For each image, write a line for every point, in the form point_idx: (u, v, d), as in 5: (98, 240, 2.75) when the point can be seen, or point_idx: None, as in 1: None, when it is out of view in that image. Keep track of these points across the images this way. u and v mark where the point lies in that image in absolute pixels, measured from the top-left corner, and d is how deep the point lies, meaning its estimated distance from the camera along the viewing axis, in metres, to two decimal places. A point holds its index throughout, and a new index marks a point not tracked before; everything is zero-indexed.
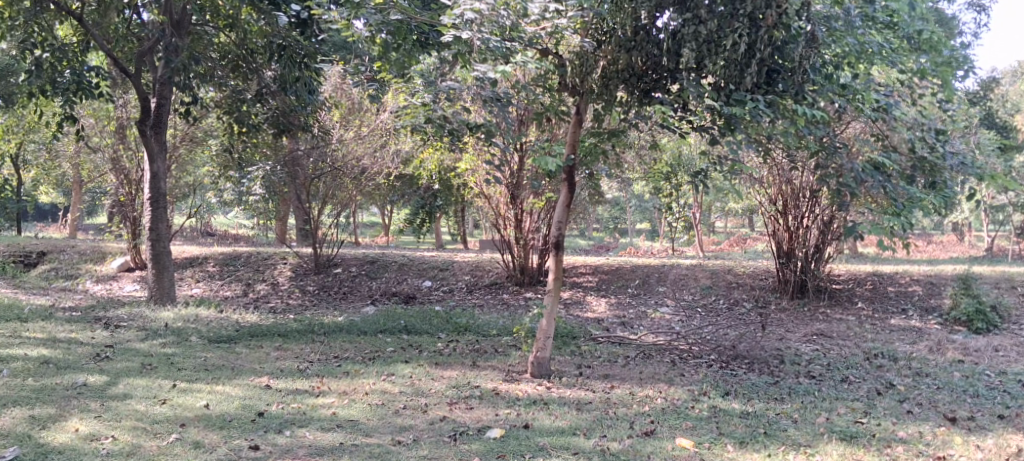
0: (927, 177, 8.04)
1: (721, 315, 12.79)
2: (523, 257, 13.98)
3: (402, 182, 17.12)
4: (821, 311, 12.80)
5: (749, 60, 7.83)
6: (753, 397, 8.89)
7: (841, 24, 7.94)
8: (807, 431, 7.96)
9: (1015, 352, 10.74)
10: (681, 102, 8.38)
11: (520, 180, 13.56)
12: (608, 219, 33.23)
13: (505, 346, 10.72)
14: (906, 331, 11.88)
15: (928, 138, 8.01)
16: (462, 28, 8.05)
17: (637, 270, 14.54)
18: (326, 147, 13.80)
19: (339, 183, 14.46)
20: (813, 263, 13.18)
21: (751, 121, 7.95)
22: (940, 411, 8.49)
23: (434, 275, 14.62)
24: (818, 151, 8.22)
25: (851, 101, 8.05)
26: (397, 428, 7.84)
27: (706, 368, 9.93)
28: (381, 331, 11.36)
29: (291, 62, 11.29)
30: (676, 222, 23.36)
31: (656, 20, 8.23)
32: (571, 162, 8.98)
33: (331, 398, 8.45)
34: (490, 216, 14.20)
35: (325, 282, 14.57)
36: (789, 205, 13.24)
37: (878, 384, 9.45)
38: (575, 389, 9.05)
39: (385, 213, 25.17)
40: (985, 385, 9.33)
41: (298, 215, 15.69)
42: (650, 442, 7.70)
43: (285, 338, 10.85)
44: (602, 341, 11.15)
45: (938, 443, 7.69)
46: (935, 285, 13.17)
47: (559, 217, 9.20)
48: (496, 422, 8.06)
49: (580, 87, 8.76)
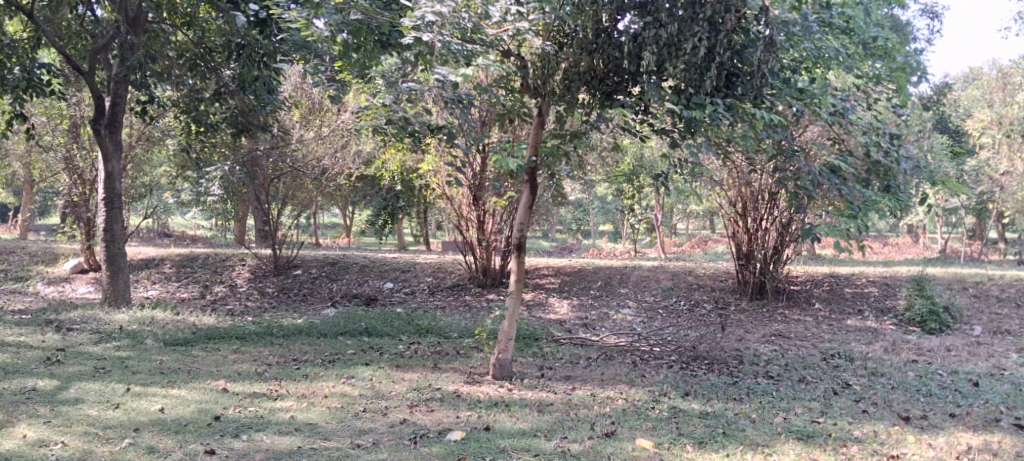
0: (881, 180, 8.15)
1: (682, 316, 12.87)
2: (486, 259, 14.00)
3: (363, 182, 17.03)
4: (779, 312, 12.94)
5: (709, 64, 7.91)
6: (712, 397, 8.95)
7: (798, 30, 7.89)
8: (764, 431, 8.02)
9: (967, 352, 10.93)
10: (642, 105, 8.47)
11: (482, 182, 13.55)
12: (571, 221, 33.34)
13: (466, 348, 10.69)
14: (862, 332, 12.04)
15: (883, 142, 8.01)
16: (422, 30, 7.97)
17: (599, 272, 14.59)
18: (286, 147, 13.66)
19: (299, 183, 14.38)
20: (771, 265, 13.32)
21: (711, 124, 8.05)
22: (895, 411, 8.60)
23: (396, 277, 14.55)
24: (776, 154, 8.32)
25: (808, 105, 8.10)
26: (357, 431, 7.79)
27: (667, 369, 9.98)
28: (341, 333, 11.28)
29: (250, 61, 11.13)
30: (638, 224, 23.48)
31: (616, 23, 8.25)
32: (532, 163, 8.99)
33: (289, 402, 8.37)
34: (451, 218, 14.11)
35: (284, 284, 14.44)
36: (748, 207, 13.34)
37: (834, 384, 9.56)
38: (536, 391, 9.05)
39: (346, 215, 25.00)
40: (938, 384, 9.48)
41: (257, 216, 15.53)
42: (611, 443, 7.72)
43: (242, 341, 10.74)
44: (563, 342, 11.16)
45: (893, 442, 7.79)
46: (890, 287, 13.39)
47: (521, 219, 9.18)
48: (457, 424, 8.03)
49: (541, 88, 8.76)
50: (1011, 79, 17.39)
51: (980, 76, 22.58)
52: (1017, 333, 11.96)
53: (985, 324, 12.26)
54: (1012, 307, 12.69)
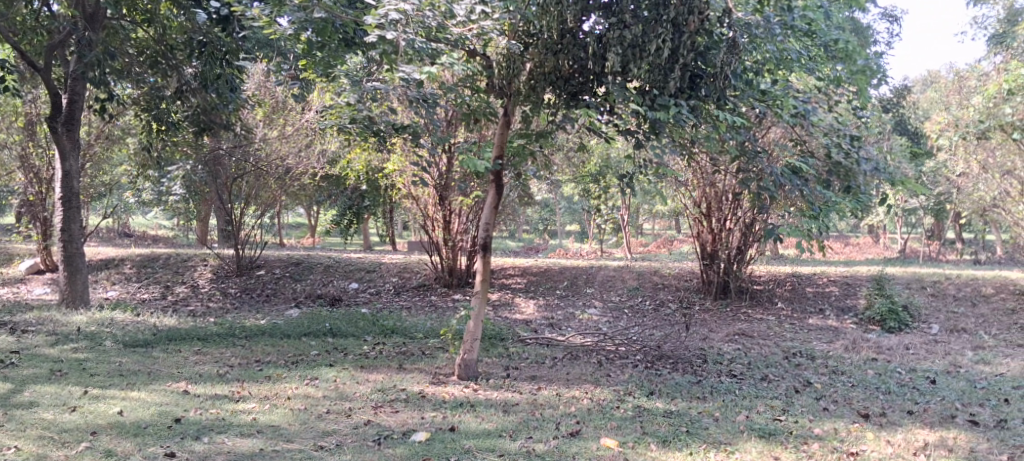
0: (842, 181, 8.24)
1: (647, 316, 12.93)
2: (452, 259, 13.97)
3: (328, 182, 16.94)
4: (742, 311, 13.05)
5: (672, 65, 8.00)
6: (676, 396, 8.99)
7: (762, 32, 7.98)
8: (726, 429, 8.08)
9: (924, 350, 11.10)
10: (607, 105, 8.50)
11: (448, 182, 13.47)
12: (537, 221, 33.39)
13: (432, 349, 10.66)
14: (823, 331, 12.18)
15: (844, 143, 8.15)
16: (386, 28, 7.94)
17: (565, 272, 14.62)
18: (249, 146, 13.49)
19: (263, 183, 14.27)
20: (735, 264, 13.43)
21: (675, 125, 8.10)
22: (855, 408, 8.71)
23: (361, 277, 14.49)
24: (739, 155, 8.38)
25: (771, 107, 8.22)
26: (320, 433, 7.74)
27: (632, 368, 10.02)
28: (305, 334, 11.19)
29: (212, 59, 11.16)
30: (604, 224, 23.59)
31: (581, 24, 8.26)
32: (498, 164, 8.97)
33: (251, 404, 8.29)
34: (416, 217, 14.03)
35: (248, 284, 14.30)
36: (713, 208, 13.39)
37: (796, 382, 9.65)
38: (502, 391, 9.04)
39: (311, 215, 24.83)
40: (896, 382, 9.60)
41: (220, 216, 15.36)
42: (575, 443, 7.74)
43: (204, 342, 10.62)
44: (529, 342, 11.17)
45: (852, 439, 7.88)
46: (851, 286, 13.55)
47: (486, 219, 9.18)
48: (421, 425, 8.00)
49: (507, 88, 8.71)
50: (966, 82, 17.69)
51: (937, 79, 22.94)
52: (972, 332, 12.19)
53: (942, 323, 12.47)
54: (968, 306, 12.91)
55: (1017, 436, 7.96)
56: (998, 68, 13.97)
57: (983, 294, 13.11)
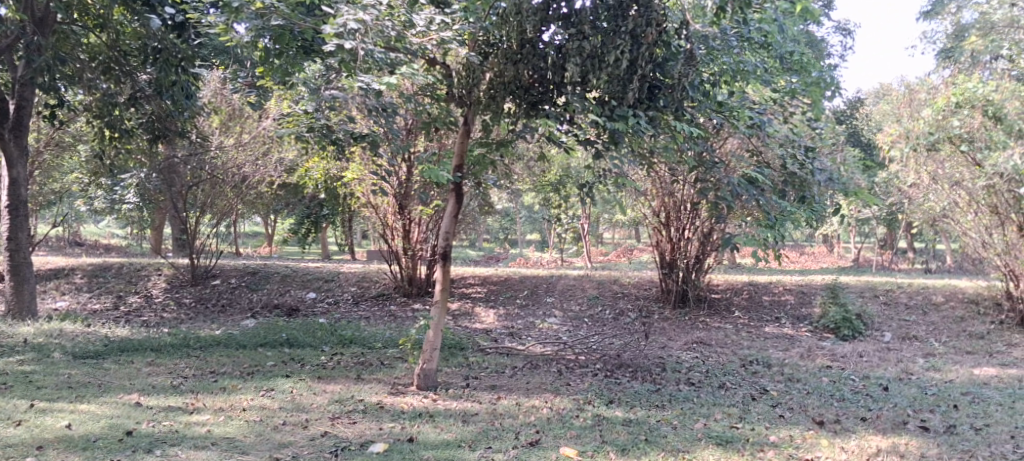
0: (797, 191, 8.37)
1: (606, 325, 12.96)
2: (411, 268, 13.91)
3: (286, 190, 16.81)
4: (701, 320, 13.13)
5: (631, 76, 8.04)
6: (635, 405, 9.01)
7: (718, 44, 8.30)
8: (685, 437, 8.11)
9: (877, 358, 11.25)
10: (567, 116, 8.40)
11: (408, 190, 13.35)
12: (498, 230, 33.38)
13: (391, 359, 10.58)
14: (779, 339, 12.31)
15: (798, 154, 8.34)
16: (345, 38, 7.81)
17: (525, 281, 14.62)
18: (205, 154, 13.38)
19: (218, 191, 13.96)
20: (693, 273, 13.53)
21: (633, 135, 8.14)
22: (810, 415, 8.78)
23: (319, 286, 14.36)
24: (697, 166, 8.47)
25: (727, 118, 8.36)
26: (276, 444, 7.64)
27: (592, 377, 10.03)
28: (261, 344, 11.06)
29: (167, 66, 10.77)
30: (564, 233, 23.64)
31: (540, 34, 8.26)
32: (458, 174, 8.99)
33: (206, 415, 8.16)
34: (375, 226, 13.90)
35: (203, 294, 14.10)
36: (672, 217, 13.47)
37: (753, 389, 9.72)
38: (461, 401, 8.99)
39: (268, 223, 24.58)
40: (850, 389, 9.72)
41: (175, 225, 15.14)
42: (534, 452, 7.72)
43: (157, 353, 10.46)
44: (489, 352, 11.13)
45: (807, 446, 7.94)
46: (806, 294, 13.73)
47: (446, 228, 9.14)
48: (379, 436, 7.93)
49: (466, 98, 8.75)
50: (916, 96, 18.01)
51: (889, 92, 23.36)
52: (923, 339, 12.39)
53: (894, 331, 12.66)
54: (919, 314, 13.11)
55: (967, 441, 8.08)
56: (946, 83, 14.25)
57: (934, 303, 13.34)
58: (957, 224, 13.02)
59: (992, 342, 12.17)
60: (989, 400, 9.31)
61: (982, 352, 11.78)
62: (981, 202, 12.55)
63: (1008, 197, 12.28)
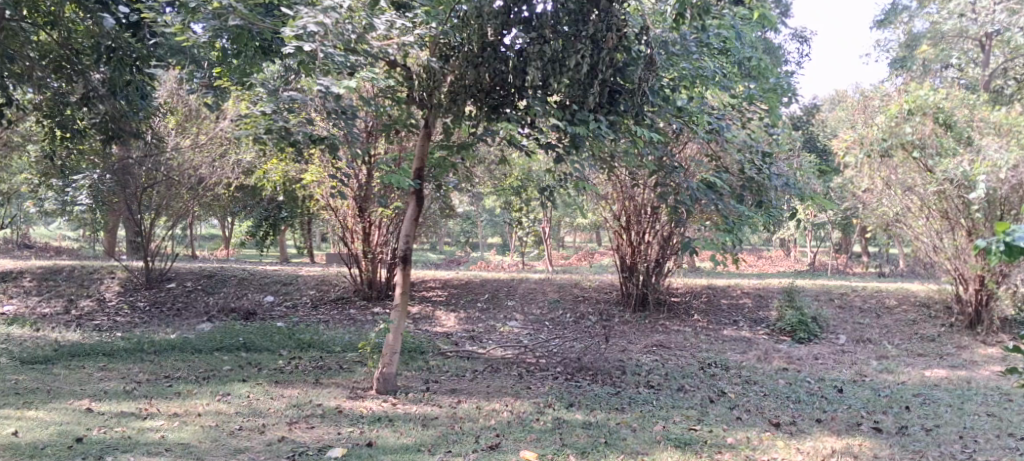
0: (755, 196, 8.49)
1: (567, 328, 12.97)
2: (371, 271, 13.83)
3: (243, 192, 16.64)
4: (660, 323, 13.20)
5: (592, 80, 8.02)
6: (595, 408, 9.01)
7: (678, 50, 8.22)
8: (644, 439, 8.13)
9: (832, 360, 11.40)
10: (528, 120, 8.49)
11: (369, 193, 13.24)
12: (459, 234, 33.31)
13: (350, 362, 10.49)
14: (737, 341, 12.41)
15: (756, 160, 8.46)
16: (305, 40, 7.78)
17: (486, 285, 14.59)
18: (160, 156, 13.19)
19: (175, 193, 13.77)
20: (653, 277, 13.59)
21: (594, 139, 8.17)
22: (766, 417, 8.85)
23: (277, 290, 14.21)
24: (657, 170, 8.50)
25: (687, 123, 8.42)
26: (232, 450, 7.52)
27: (552, 380, 10.02)
28: (217, 348, 10.90)
29: (121, 65, 10.58)
30: (526, 236, 23.64)
31: (502, 37, 8.24)
32: (419, 178, 8.93)
33: (160, 421, 8.02)
34: (335, 229, 13.77)
35: (157, 297, 13.87)
36: (632, 221, 13.51)
37: (711, 392, 9.78)
38: (421, 405, 8.93)
39: (225, 226, 24.29)
40: (806, 391, 9.81)
41: (129, 227, 14.89)
42: (494, 456, 7.68)
43: (109, 358, 10.27)
44: (449, 355, 11.08)
45: (764, 447, 8.00)
46: (764, 298, 13.89)
47: (406, 231, 9.09)
48: (337, 441, 7.85)
49: (428, 100, 8.65)
50: (870, 103, 18.32)
51: (844, 98, 23.74)
52: (877, 341, 12.56)
53: (849, 333, 12.82)
54: (873, 317, 13.29)
55: (918, 442, 8.20)
56: (899, 90, 14.51)
57: (887, 306, 13.55)
58: (908, 229, 13.10)
59: (943, 345, 12.39)
60: (939, 401, 9.47)
61: (933, 354, 11.98)
62: (932, 207, 12.61)
63: (958, 203, 12.34)
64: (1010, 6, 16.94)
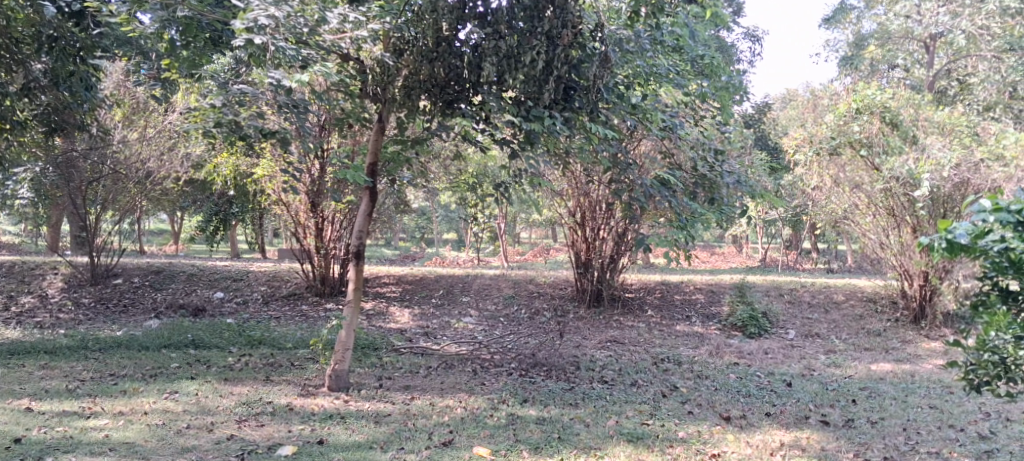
0: (707, 193, 8.52)
1: (522, 324, 12.95)
2: (324, 267, 13.65)
3: (192, 186, 16.41)
4: (615, 319, 13.24)
5: (546, 77, 8.04)
6: (549, 403, 9.00)
7: (632, 47, 8.18)
8: (597, 434, 8.14)
9: (782, 355, 11.54)
10: (483, 115, 8.43)
11: (321, 188, 13.09)
12: (415, 229, 33.20)
13: (302, 360, 10.37)
14: (690, 337, 12.50)
15: (709, 157, 8.50)
16: (255, 32, 7.54)
17: (440, 281, 14.53)
18: (106, 148, 12.90)
19: (121, 187, 13.51)
20: (608, 273, 13.63)
21: (549, 136, 8.12)
22: (717, 411, 8.92)
23: (227, 286, 14.00)
24: (612, 166, 8.50)
25: (641, 120, 8.38)
26: (179, 449, 7.38)
27: (507, 377, 10.00)
28: (165, 346, 10.71)
29: (63, 55, 10.37)
30: (481, 232, 23.59)
31: (457, 32, 8.18)
32: (372, 173, 8.85)
33: (104, 420, 7.86)
34: (287, 224, 13.60)
35: (103, 294, 13.60)
36: (587, 217, 13.48)
37: (663, 387, 9.83)
38: (374, 402, 8.85)
39: (175, 220, 23.92)
40: (756, 385, 9.91)
41: (73, 221, 14.60)
42: (447, 452, 7.64)
43: (51, 356, 10.06)
44: (403, 351, 11.01)
45: (714, 441, 8.06)
46: (716, 294, 14.02)
47: (359, 227, 8.99)
48: (288, 439, 7.74)
49: (381, 95, 8.59)
50: (820, 101, 18.59)
51: (795, 97, 24.10)
52: (825, 336, 12.72)
53: (798, 328, 12.98)
54: (822, 312, 13.48)
55: (864, 434, 8.31)
56: (847, 89, 14.75)
57: (836, 301, 13.75)
58: (856, 226, 13.28)
59: (889, 339, 12.58)
60: (885, 394, 9.62)
61: (879, 348, 12.17)
62: (879, 204, 12.78)
63: (904, 201, 12.53)
64: (953, 9, 18.31)
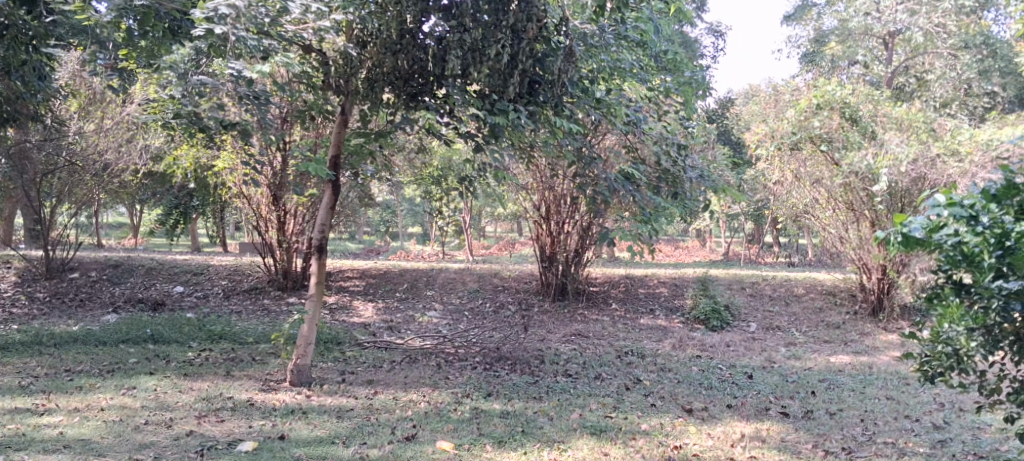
0: (670, 187, 8.53)
1: (486, 318, 12.93)
2: (286, 261, 13.55)
3: (151, 179, 16.20)
4: (579, 312, 13.26)
5: (511, 70, 7.98)
6: (512, 397, 9.00)
7: (597, 41, 8.26)
8: (560, 427, 8.14)
9: (743, 347, 11.63)
10: (446, 109, 8.36)
11: (283, 181, 12.98)
12: (379, 223, 33.05)
13: (263, 354, 10.26)
14: (653, 330, 12.56)
15: (672, 152, 8.51)
16: (216, 22, 7.47)
17: (405, 274, 14.47)
18: (62, 140, 12.61)
19: (77, 179, 13.31)
20: (572, 266, 13.65)
21: (513, 129, 8.09)
22: (679, 403, 8.97)
23: (187, 280, 13.84)
24: (575, 161, 8.48)
25: (606, 114, 8.33)
26: (136, 445, 7.27)
27: (470, 370, 9.98)
28: (122, 341, 10.55)
29: (15, 44, 9.92)
30: (446, 226, 23.50)
31: (421, 24, 8.10)
32: (335, 166, 8.75)
33: (58, 416, 7.73)
34: (248, 217, 13.46)
35: (59, 288, 13.39)
36: (552, 210, 13.51)
37: (626, 379, 9.86)
38: (336, 397, 8.78)
39: (134, 213, 23.56)
40: (718, 377, 9.98)
41: (28, 214, 14.37)
42: (410, 447, 7.59)
43: (4, 352, 9.88)
44: (367, 346, 10.94)
45: (676, 433, 8.10)
46: (680, 287, 14.12)
47: (322, 220, 8.90)
48: (248, 435, 7.66)
49: (344, 87, 8.53)
50: (782, 96, 18.76)
51: (757, 92, 24.31)
52: (786, 329, 12.85)
53: (759, 321, 13.09)
54: (782, 305, 13.62)
55: (822, 426, 8.39)
56: (808, 85, 14.87)
57: (796, 294, 13.91)
58: (817, 220, 13.41)
59: (847, 331, 12.73)
60: (843, 386, 9.73)
61: (838, 340, 12.31)
62: (839, 199, 12.92)
63: (862, 195, 12.67)
64: (911, 7, 18.71)
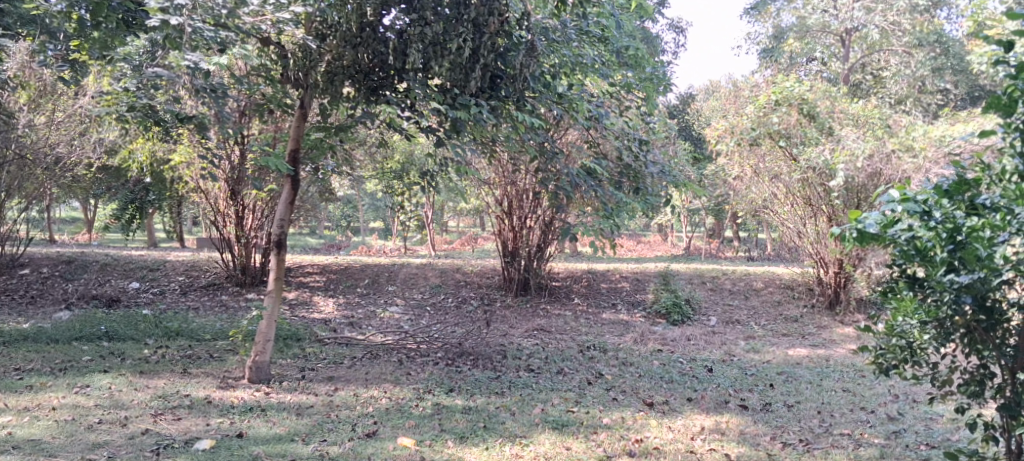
0: (631, 182, 8.61)
1: (448, 313, 12.86)
2: (245, 257, 13.36)
3: (105, 174, 15.95)
4: (542, 306, 13.25)
5: (472, 65, 7.92)
6: (474, 392, 8.95)
7: (558, 37, 8.20)
8: (522, 422, 8.12)
9: (703, 341, 11.70)
10: (408, 103, 8.22)
11: (241, 175, 12.86)
12: (340, 218, 32.80)
13: (221, 351, 10.12)
14: (615, 324, 12.58)
15: (633, 147, 8.56)
16: (171, 13, 7.44)
17: (366, 270, 14.36)
18: (13, 134, 12.03)
19: (27, 173, 13.03)
20: (535, 261, 13.63)
21: (475, 125, 7.99)
22: (641, 397, 8.98)
23: (143, 276, 13.63)
24: (537, 155, 8.46)
25: (567, 110, 8.37)
26: (89, 445, 7.12)
27: (432, 366, 9.91)
28: (76, 338, 10.34)
29: None
30: (408, 221, 23.36)
31: (381, 17, 7.98)
32: (295, 160, 8.59)
33: (7, 417, 7.56)
34: (207, 212, 13.30)
35: (10, 285, 13.13)
36: (514, 206, 13.45)
37: (588, 374, 9.86)
38: (295, 394, 8.67)
39: (88, 209, 23.14)
40: (678, 371, 10.01)
41: None
42: (371, 444, 7.51)
43: None
44: (327, 342, 10.84)
45: (637, 427, 8.11)
46: (641, 282, 14.19)
47: (281, 215, 8.76)
48: (206, 433, 7.54)
49: (303, 80, 8.38)
50: (742, 92, 18.89)
51: (717, 89, 24.45)
52: (745, 322, 12.95)
53: (719, 315, 13.17)
54: (742, 299, 13.75)
55: (781, 418, 8.45)
56: (767, 82, 14.97)
57: (755, 288, 14.04)
58: (775, 215, 13.56)
59: (805, 325, 12.86)
60: (801, 379, 9.82)
61: (796, 334, 12.43)
62: (796, 194, 13.04)
63: (820, 190, 12.77)
64: (867, 5, 18.91)
